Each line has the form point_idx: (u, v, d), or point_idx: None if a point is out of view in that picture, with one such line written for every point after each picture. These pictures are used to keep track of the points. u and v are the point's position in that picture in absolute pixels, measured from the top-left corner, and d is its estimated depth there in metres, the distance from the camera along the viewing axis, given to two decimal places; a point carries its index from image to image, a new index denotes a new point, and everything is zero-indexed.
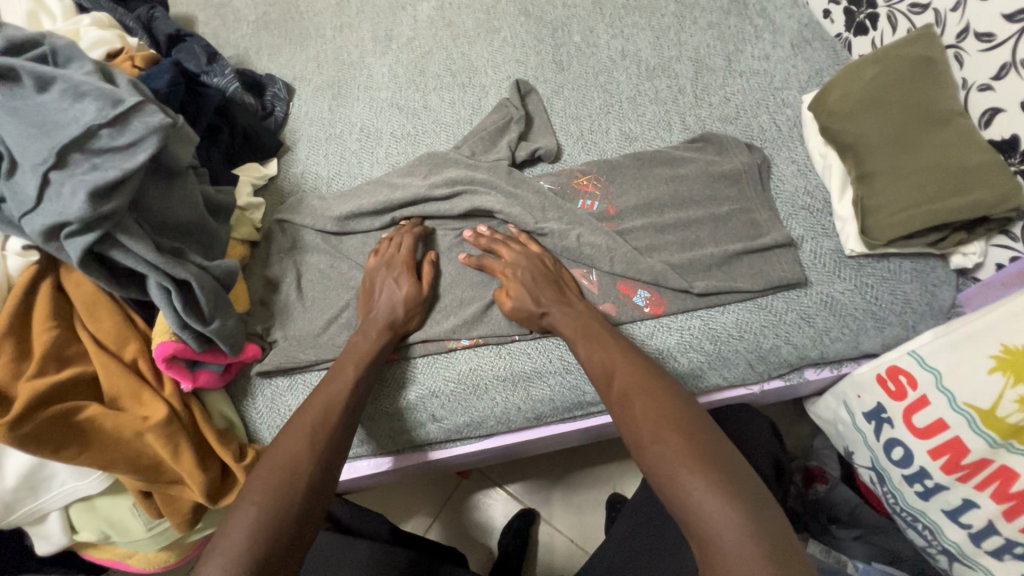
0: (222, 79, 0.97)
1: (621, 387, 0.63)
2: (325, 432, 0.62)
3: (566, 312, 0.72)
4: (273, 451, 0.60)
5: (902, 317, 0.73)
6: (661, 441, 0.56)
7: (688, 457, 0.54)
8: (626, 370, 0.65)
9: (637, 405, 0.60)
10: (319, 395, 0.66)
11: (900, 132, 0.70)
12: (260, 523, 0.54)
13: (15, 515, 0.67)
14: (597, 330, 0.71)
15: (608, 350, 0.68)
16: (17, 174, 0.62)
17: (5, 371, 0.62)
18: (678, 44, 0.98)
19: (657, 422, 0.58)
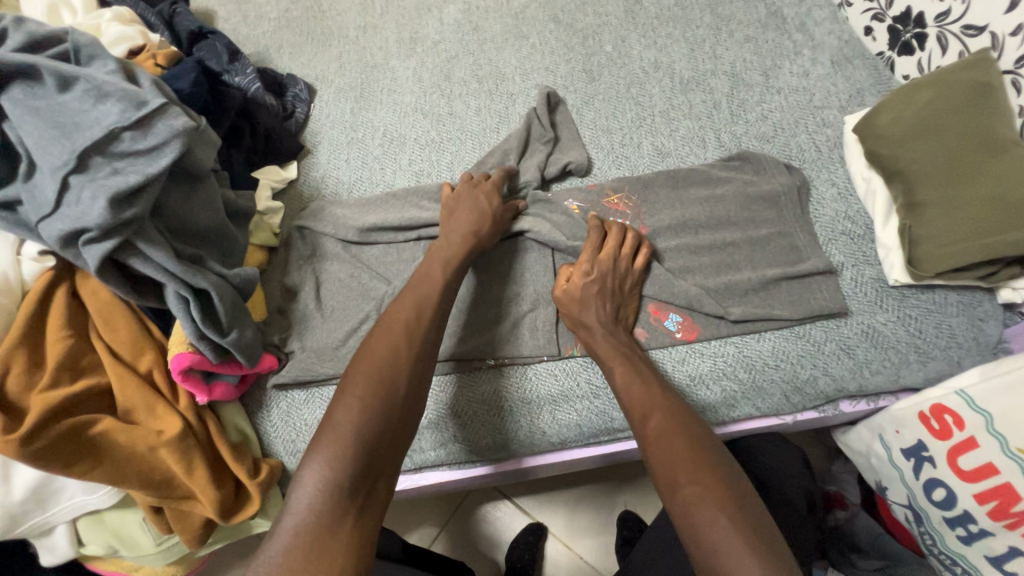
0: (244, 78, 0.94)
1: (658, 426, 0.60)
2: (412, 344, 0.63)
3: (607, 334, 0.70)
4: (365, 353, 0.62)
5: (947, 352, 0.70)
6: (697, 490, 0.54)
7: (722, 512, 0.52)
8: (666, 409, 0.62)
9: (674, 446, 0.58)
10: (399, 305, 0.67)
11: (953, 160, 0.67)
12: (363, 419, 0.56)
13: (21, 527, 0.65)
14: (634, 357, 0.68)
15: (646, 383, 0.65)
16: (36, 176, 0.60)
17: (18, 382, 0.59)
18: (713, 58, 0.95)
19: (694, 470, 0.55)
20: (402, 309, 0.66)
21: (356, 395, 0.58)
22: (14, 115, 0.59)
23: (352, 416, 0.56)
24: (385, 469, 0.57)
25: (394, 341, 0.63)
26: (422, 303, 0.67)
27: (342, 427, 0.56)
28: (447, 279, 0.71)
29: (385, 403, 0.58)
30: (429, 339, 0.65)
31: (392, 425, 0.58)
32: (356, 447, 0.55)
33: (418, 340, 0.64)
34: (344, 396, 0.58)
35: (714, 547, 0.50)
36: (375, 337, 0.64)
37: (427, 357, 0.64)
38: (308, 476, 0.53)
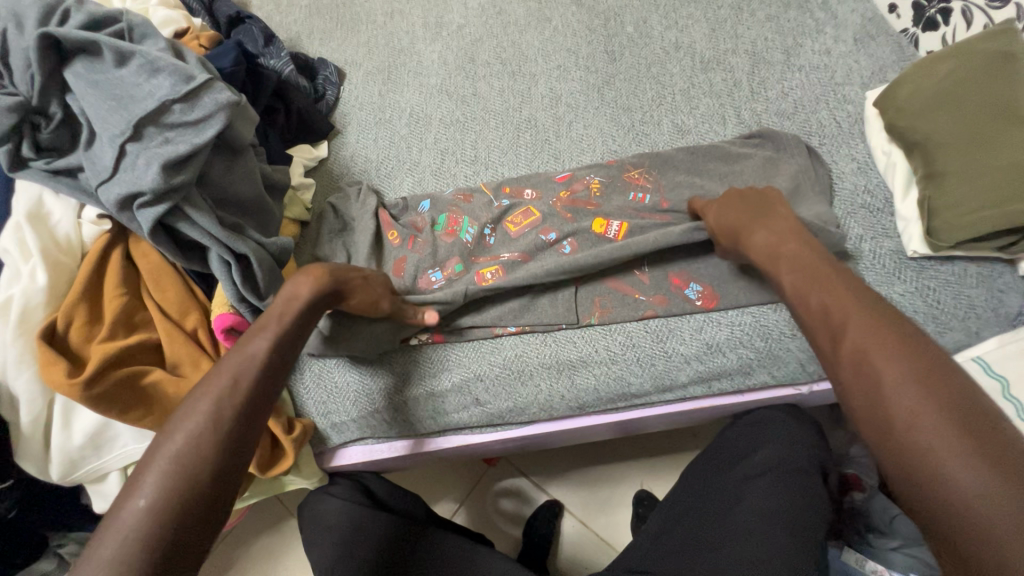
0: (278, 61, 0.98)
1: (853, 337, 0.50)
2: (223, 410, 0.54)
3: (766, 231, 0.66)
4: (159, 440, 0.52)
5: (966, 322, 0.71)
6: (913, 412, 0.44)
7: (957, 443, 0.41)
8: (874, 322, 0.50)
9: (879, 368, 0.47)
10: (210, 376, 0.56)
11: (976, 131, 0.67)
12: (148, 512, 0.48)
13: (79, 471, 0.70)
14: (806, 254, 0.61)
15: (835, 290, 0.55)
16: (95, 145, 0.65)
17: (79, 334, 0.65)
18: (734, 37, 0.96)
19: (913, 390, 0.45)
20: (219, 373, 0.56)
21: (149, 483, 0.49)
22: (76, 88, 0.64)
23: (138, 508, 0.48)
24: (188, 559, 0.48)
25: (203, 406, 0.53)
26: (243, 366, 0.57)
27: (127, 524, 0.47)
28: (286, 327, 0.61)
29: (175, 485, 0.49)
30: (244, 413, 0.55)
31: (192, 509, 0.49)
32: (140, 548, 0.46)
33: (233, 411, 0.54)
34: (138, 484, 0.50)
35: (937, 474, 0.41)
36: (173, 424, 0.53)
37: (240, 426, 0.54)
38: None
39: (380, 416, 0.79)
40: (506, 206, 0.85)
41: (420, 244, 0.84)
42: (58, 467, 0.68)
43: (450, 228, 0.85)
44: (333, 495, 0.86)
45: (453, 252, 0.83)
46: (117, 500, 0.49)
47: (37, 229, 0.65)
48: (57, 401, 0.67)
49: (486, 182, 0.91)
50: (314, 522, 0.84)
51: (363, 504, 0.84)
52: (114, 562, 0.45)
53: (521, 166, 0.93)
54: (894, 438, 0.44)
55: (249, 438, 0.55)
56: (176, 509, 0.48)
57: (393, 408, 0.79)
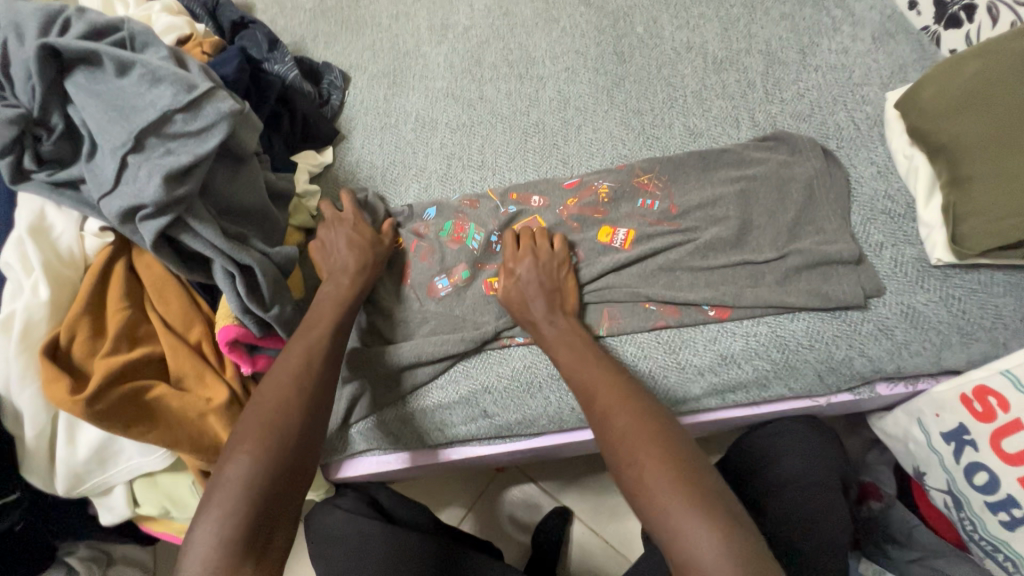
0: (282, 66, 0.97)
1: (604, 405, 0.61)
2: (305, 382, 0.62)
3: (555, 327, 0.71)
4: (246, 420, 0.59)
5: (992, 333, 0.69)
6: (639, 467, 0.55)
7: (664, 476, 0.53)
8: (612, 389, 0.62)
9: (615, 425, 0.59)
10: (286, 362, 0.64)
11: (1001, 135, 0.64)
12: (249, 477, 0.55)
13: (84, 484, 0.70)
14: (577, 339, 0.70)
15: (591, 365, 0.66)
16: (97, 156, 0.64)
17: (82, 348, 0.64)
18: (748, 37, 0.93)
19: (643, 446, 0.56)
20: (292, 360, 0.64)
21: (246, 453, 0.56)
22: (77, 98, 0.63)
23: (240, 472, 0.55)
24: (283, 516, 0.56)
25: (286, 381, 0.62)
26: (310, 352, 0.65)
27: (240, 477, 0.55)
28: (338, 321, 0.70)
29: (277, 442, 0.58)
30: (317, 393, 0.63)
31: (283, 475, 0.57)
32: (247, 505, 0.54)
33: (309, 393, 0.62)
34: (240, 441, 0.57)
35: (665, 517, 0.52)
36: (257, 404, 0.60)
37: (319, 394, 0.63)
38: (206, 520, 0.53)
39: (390, 427, 0.78)
40: (513, 212, 0.83)
41: (427, 253, 0.83)
42: (63, 482, 0.67)
43: (457, 235, 0.83)
44: (341, 507, 0.84)
45: (460, 258, 0.81)
46: (218, 470, 0.56)
47: (38, 243, 0.64)
48: (61, 416, 0.66)
49: (493, 188, 0.89)
50: (323, 533, 0.83)
51: (372, 516, 0.83)
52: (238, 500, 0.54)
53: (529, 171, 0.91)
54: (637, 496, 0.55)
55: (322, 414, 0.63)
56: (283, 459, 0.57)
57: (403, 418, 0.78)
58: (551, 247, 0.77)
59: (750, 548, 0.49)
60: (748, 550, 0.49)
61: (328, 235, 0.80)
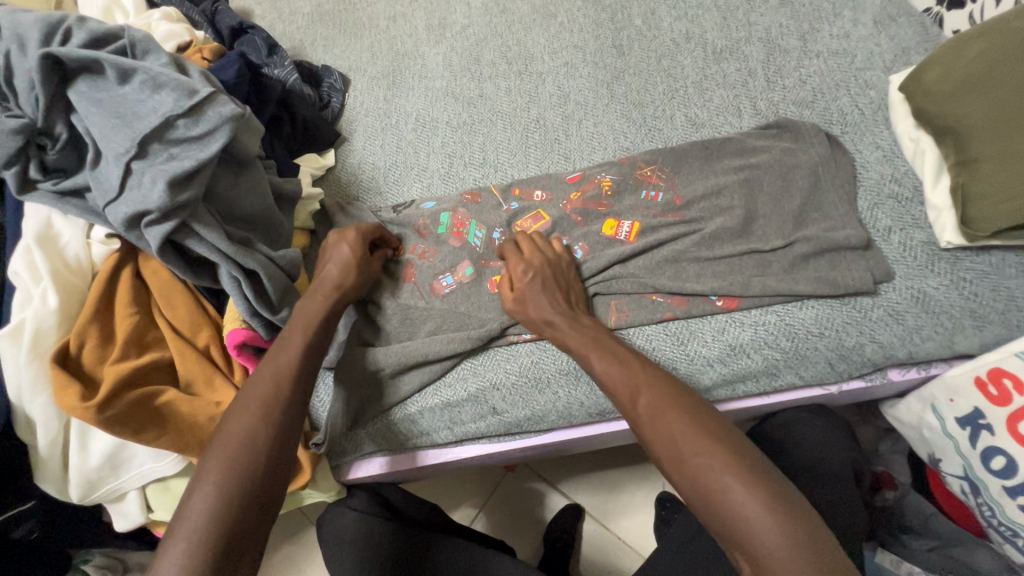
0: (282, 71, 0.97)
1: (649, 400, 0.58)
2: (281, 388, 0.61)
3: (572, 324, 0.68)
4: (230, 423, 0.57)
5: (1005, 315, 0.68)
6: (698, 459, 0.52)
7: (726, 468, 0.51)
8: (656, 389, 0.59)
9: (668, 422, 0.56)
10: (253, 388, 0.60)
11: (1021, 108, 0.63)
12: (217, 499, 0.52)
13: (98, 491, 0.70)
14: (605, 340, 0.67)
15: (627, 361, 0.63)
16: (101, 164, 0.64)
17: (92, 355, 0.64)
18: (747, 25, 0.93)
19: (698, 437, 0.53)
20: (275, 377, 0.61)
21: (216, 474, 0.53)
22: (80, 107, 0.64)
23: (204, 503, 0.51)
24: (254, 520, 0.53)
25: (266, 386, 0.60)
26: (279, 376, 0.61)
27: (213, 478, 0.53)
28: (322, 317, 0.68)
29: (247, 444, 0.56)
30: (293, 413, 0.60)
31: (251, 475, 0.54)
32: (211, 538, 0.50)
33: (280, 422, 0.58)
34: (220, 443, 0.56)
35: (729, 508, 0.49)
36: (229, 428, 0.57)
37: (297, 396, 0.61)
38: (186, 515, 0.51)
39: (400, 427, 0.78)
40: (515, 209, 0.83)
41: (429, 252, 0.83)
42: (77, 488, 0.68)
43: (456, 230, 0.84)
44: (353, 508, 0.84)
45: (462, 256, 0.82)
46: (181, 502, 0.52)
47: (46, 252, 0.65)
48: (73, 424, 0.67)
49: (495, 184, 0.89)
50: (335, 536, 0.82)
51: (385, 518, 0.83)
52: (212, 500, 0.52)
53: (531, 167, 0.91)
54: (699, 489, 0.51)
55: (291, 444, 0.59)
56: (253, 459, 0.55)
57: (413, 418, 0.78)
58: (552, 251, 0.76)
59: (822, 538, 0.47)
60: (816, 535, 0.47)
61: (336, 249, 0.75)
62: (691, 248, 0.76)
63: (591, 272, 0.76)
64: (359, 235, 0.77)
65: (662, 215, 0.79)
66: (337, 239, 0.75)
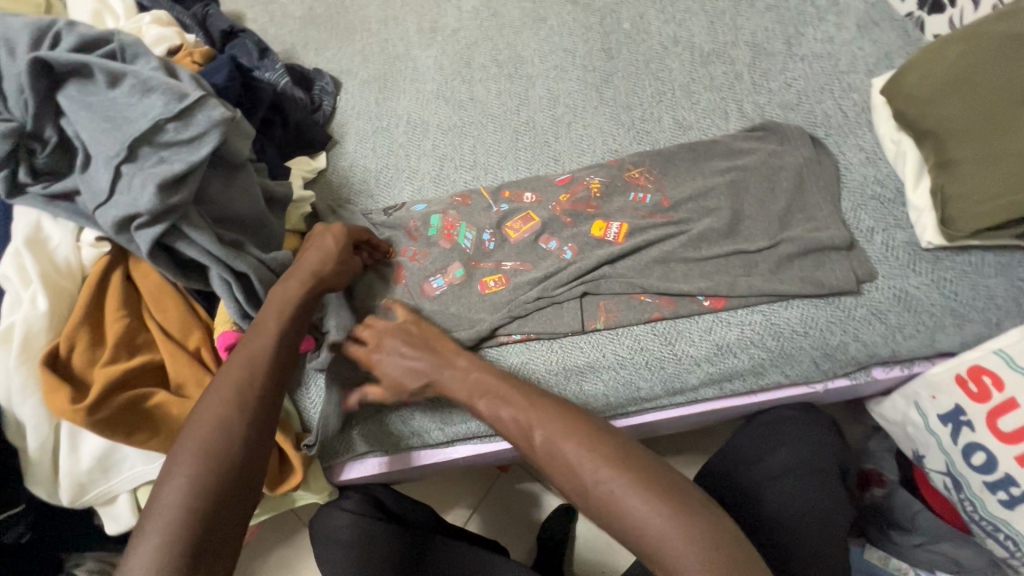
0: (273, 74, 0.98)
1: (542, 436, 0.54)
2: (257, 372, 0.60)
3: (454, 373, 0.64)
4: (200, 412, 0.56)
5: (985, 313, 0.69)
6: (604, 490, 0.50)
7: (632, 492, 0.50)
8: (550, 416, 0.55)
9: (564, 455, 0.53)
10: (226, 374, 0.59)
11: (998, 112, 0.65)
12: (191, 489, 0.52)
13: (88, 495, 0.70)
14: (492, 379, 0.61)
15: (515, 399, 0.58)
16: (91, 167, 0.65)
17: (82, 358, 0.64)
18: (733, 29, 0.94)
19: (597, 466, 0.51)
20: (254, 358, 0.61)
21: (190, 464, 0.53)
22: (70, 111, 0.64)
23: (176, 495, 0.51)
24: (235, 505, 0.53)
25: (237, 373, 0.59)
26: (255, 362, 0.60)
27: (185, 469, 0.53)
28: (302, 304, 0.67)
29: (219, 431, 0.55)
30: (273, 398, 0.60)
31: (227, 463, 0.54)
32: (186, 531, 0.50)
33: (255, 410, 0.57)
34: (189, 433, 0.55)
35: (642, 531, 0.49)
36: (201, 416, 0.56)
37: (278, 380, 0.61)
38: (160, 505, 0.51)
39: (392, 427, 0.79)
40: (505, 211, 0.84)
41: (420, 253, 0.84)
42: (67, 491, 0.68)
43: (447, 232, 0.84)
44: (346, 510, 0.84)
45: (453, 257, 0.82)
46: (151, 496, 0.52)
47: (35, 255, 0.65)
48: (63, 427, 0.67)
49: (485, 186, 0.90)
50: (328, 537, 0.82)
51: (377, 518, 0.83)
52: (189, 489, 0.52)
53: (521, 169, 0.91)
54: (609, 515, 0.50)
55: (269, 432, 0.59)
56: (231, 446, 0.55)
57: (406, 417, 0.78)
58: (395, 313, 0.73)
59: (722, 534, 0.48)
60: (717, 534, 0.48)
61: (317, 240, 0.74)
62: (677, 249, 0.77)
63: (579, 273, 0.77)
64: (345, 230, 0.76)
65: (650, 218, 0.80)
66: (323, 230, 0.75)
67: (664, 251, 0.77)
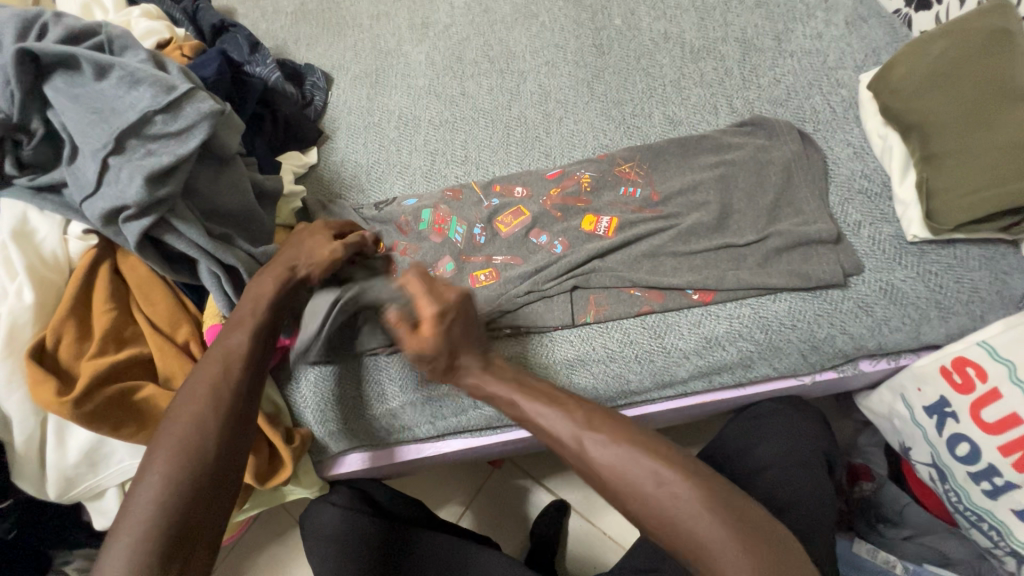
0: (264, 69, 0.98)
1: (604, 446, 0.54)
2: (229, 371, 0.60)
3: (476, 380, 0.64)
4: (173, 413, 0.57)
5: (969, 306, 0.70)
6: (671, 504, 0.50)
7: (695, 510, 0.50)
8: (607, 425, 0.56)
9: (626, 464, 0.53)
10: (203, 373, 0.59)
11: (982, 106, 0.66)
12: (164, 488, 0.52)
13: (76, 489, 0.69)
14: (529, 385, 0.62)
15: (568, 407, 0.58)
16: (78, 159, 0.64)
17: (68, 351, 0.64)
18: (723, 25, 0.95)
19: (662, 482, 0.51)
20: (225, 356, 0.61)
21: (163, 464, 0.54)
22: (56, 102, 0.64)
23: (153, 494, 0.52)
24: (209, 503, 0.54)
25: (210, 373, 0.59)
26: (227, 360, 0.61)
27: (158, 468, 0.53)
28: (276, 299, 0.67)
29: (192, 431, 0.56)
30: (246, 396, 0.60)
31: (199, 461, 0.55)
32: (162, 531, 0.51)
33: (228, 409, 0.58)
34: (163, 434, 0.56)
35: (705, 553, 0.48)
36: (175, 416, 0.57)
37: (251, 378, 0.61)
38: (134, 505, 0.52)
39: (380, 421, 0.79)
40: (496, 205, 0.84)
41: (410, 248, 0.84)
42: (55, 486, 0.68)
43: (437, 226, 0.84)
44: (336, 505, 0.84)
45: (443, 252, 0.82)
46: (127, 497, 0.53)
47: (22, 247, 0.65)
48: (50, 421, 0.66)
49: (476, 181, 0.90)
50: (317, 532, 0.82)
51: (368, 512, 0.83)
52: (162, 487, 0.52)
53: (512, 164, 0.92)
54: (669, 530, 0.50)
55: (245, 431, 0.59)
56: (202, 445, 0.55)
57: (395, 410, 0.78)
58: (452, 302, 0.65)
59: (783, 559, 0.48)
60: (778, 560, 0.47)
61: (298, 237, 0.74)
62: (667, 243, 0.77)
63: (569, 266, 0.77)
64: (327, 228, 0.76)
65: (640, 212, 0.80)
66: (305, 228, 0.75)
67: (654, 244, 0.77)
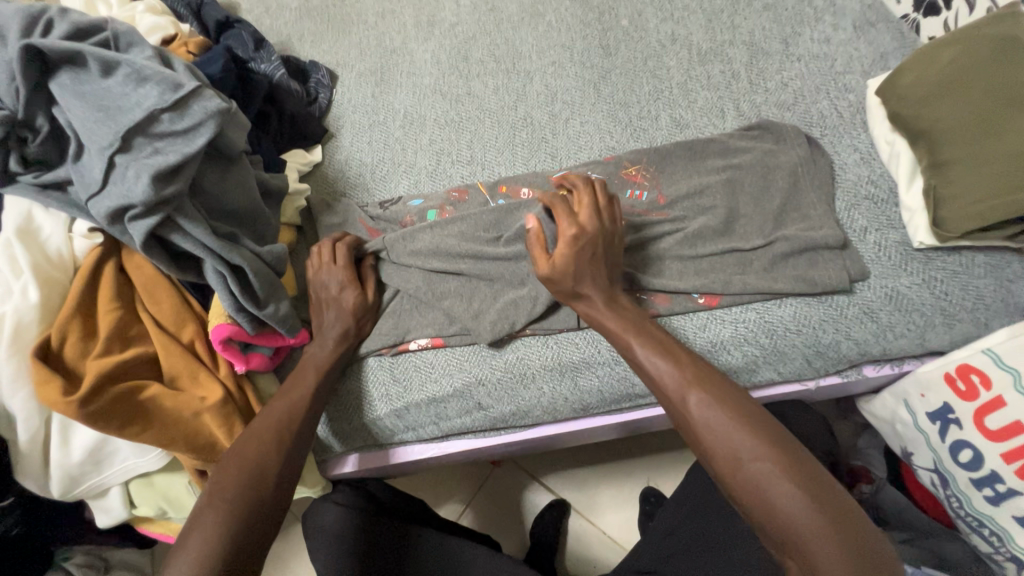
0: (268, 66, 0.97)
1: (697, 402, 0.60)
2: (293, 410, 0.68)
3: (641, 334, 0.66)
4: (241, 441, 0.65)
5: (974, 314, 0.70)
6: (755, 463, 0.56)
7: (777, 475, 0.54)
8: (711, 387, 0.61)
9: (716, 423, 0.58)
10: (263, 421, 0.66)
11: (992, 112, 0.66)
12: (229, 509, 0.59)
13: (80, 487, 0.70)
14: (646, 326, 0.68)
15: (675, 356, 0.64)
16: (84, 157, 0.64)
17: (74, 349, 0.64)
18: (731, 28, 0.94)
19: (752, 446, 0.56)
20: (288, 398, 0.69)
21: (229, 487, 0.61)
22: (62, 99, 0.63)
23: (217, 514, 0.59)
24: (262, 526, 0.61)
25: (277, 410, 0.67)
26: (290, 401, 0.69)
27: (226, 490, 0.61)
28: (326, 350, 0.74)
29: (258, 458, 0.63)
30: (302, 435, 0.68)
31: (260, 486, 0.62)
32: (210, 566, 0.56)
33: (289, 443, 0.66)
34: (232, 459, 0.63)
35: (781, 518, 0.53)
36: (242, 444, 0.64)
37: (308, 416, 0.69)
38: (199, 523, 0.59)
39: (383, 423, 0.78)
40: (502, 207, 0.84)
41: None
42: (58, 484, 0.67)
43: None
44: (338, 503, 0.83)
45: None
46: (192, 517, 0.59)
47: (27, 245, 0.64)
48: (54, 419, 0.66)
49: (482, 181, 0.90)
50: (319, 531, 0.82)
51: (370, 511, 0.83)
52: (228, 508, 0.60)
53: (517, 165, 0.91)
54: (749, 489, 0.55)
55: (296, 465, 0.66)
56: (265, 474, 0.63)
57: (398, 413, 0.78)
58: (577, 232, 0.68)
59: (858, 535, 0.51)
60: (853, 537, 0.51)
61: (325, 279, 0.76)
62: (674, 246, 0.77)
63: None
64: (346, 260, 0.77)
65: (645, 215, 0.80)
66: (327, 264, 0.77)
67: (661, 248, 0.77)
